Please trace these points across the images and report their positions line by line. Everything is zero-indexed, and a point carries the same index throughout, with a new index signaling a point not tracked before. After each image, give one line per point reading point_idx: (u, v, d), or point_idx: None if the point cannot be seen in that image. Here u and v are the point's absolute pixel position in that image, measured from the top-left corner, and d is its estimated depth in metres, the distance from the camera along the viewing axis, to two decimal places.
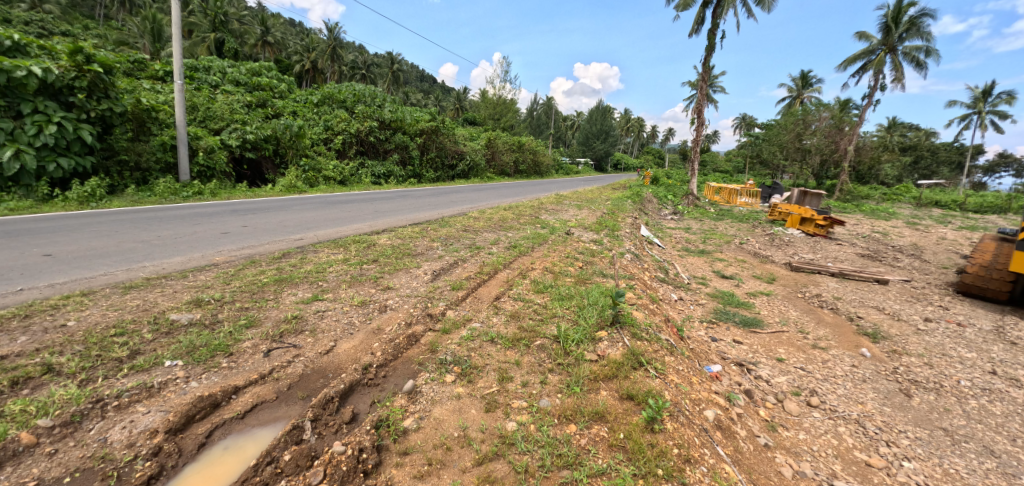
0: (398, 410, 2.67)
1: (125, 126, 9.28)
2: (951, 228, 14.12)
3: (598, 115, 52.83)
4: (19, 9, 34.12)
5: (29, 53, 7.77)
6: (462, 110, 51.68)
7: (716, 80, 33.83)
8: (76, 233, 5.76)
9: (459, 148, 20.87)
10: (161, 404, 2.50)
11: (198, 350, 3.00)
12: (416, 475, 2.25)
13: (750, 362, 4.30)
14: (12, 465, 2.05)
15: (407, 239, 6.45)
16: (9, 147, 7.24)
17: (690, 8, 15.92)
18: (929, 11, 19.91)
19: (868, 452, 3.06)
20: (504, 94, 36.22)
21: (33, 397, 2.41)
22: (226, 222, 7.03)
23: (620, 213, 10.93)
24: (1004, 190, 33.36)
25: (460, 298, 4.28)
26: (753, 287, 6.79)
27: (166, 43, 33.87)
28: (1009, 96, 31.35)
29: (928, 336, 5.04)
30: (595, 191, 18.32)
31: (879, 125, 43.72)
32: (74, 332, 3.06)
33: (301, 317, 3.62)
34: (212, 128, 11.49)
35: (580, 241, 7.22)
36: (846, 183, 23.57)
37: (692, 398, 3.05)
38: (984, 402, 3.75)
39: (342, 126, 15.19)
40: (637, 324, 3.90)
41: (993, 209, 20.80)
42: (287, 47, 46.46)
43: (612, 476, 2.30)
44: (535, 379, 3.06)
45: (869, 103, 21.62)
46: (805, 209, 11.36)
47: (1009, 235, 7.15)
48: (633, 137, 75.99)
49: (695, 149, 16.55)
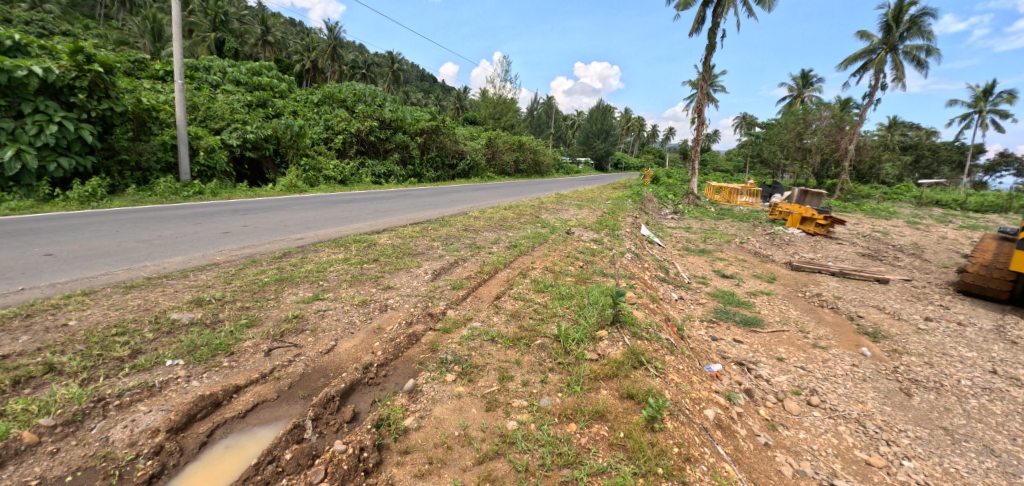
0: (399, 409, 2.68)
1: (125, 126, 9.27)
2: (951, 228, 14.08)
3: (598, 114, 52.80)
4: (20, 9, 34.09)
5: (29, 53, 7.77)
6: (462, 110, 51.64)
7: (717, 79, 33.82)
8: (75, 233, 5.76)
9: (459, 148, 20.84)
10: (162, 403, 2.50)
11: (198, 349, 3.00)
12: (417, 474, 2.26)
13: (751, 361, 4.29)
14: (14, 464, 2.06)
15: (407, 238, 6.43)
16: (9, 147, 7.24)
17: (690, 7, 15.89)
18: (929, 11, 19.90)
19: (868, 451, 3.07)
20: (504, 94, 36.23)
21: (35, 397, 2.41)
22: (226, 222, 7.01)
23: (620, 213, 10.88)
24: (1005, 189, 33.27)
25: (460, 297, 4.29)
26: (753, 286, 6.78)
27: (166, 43, 33.90)
28: (1010, 96, 31.32)
29: (928, 336, 5.03)
30: (595, 191, 18.26)
31: (879, 125, 43.62)
32: (75, 332, 3.06)
33: (301, 317, 3.62)
34: (212, 128, 11.48)
35: (579, 240, 7.20)
36: (847, 183, 23.54)
37: (692, 397, 3.06)
38: (985, 402, 3.75)
39: (342, 125, 15.17)
40: (637, 324, 3.89)
41: (993, 209, 20.78)
42: (287, 47, 46.46)
43: (612, 475, 2.31)
44: (535, 379, 3.05)
45: (870, 102, 21.61)
46: (805, 208, 11.34)
47: (1009, 235, 7.12)
48: (634, 137, 75.90)
49: (695, 148, 16.51)
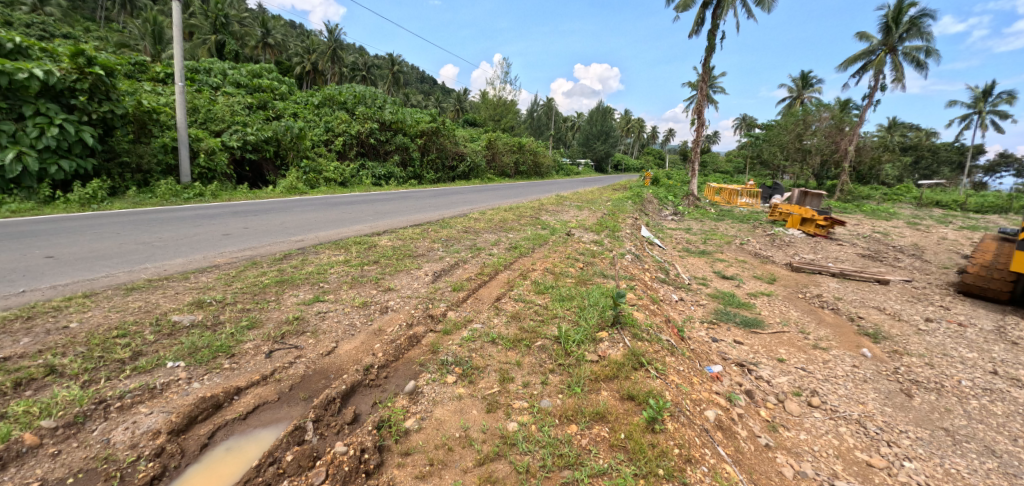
0: (399, 411, 2.68)
1: (126, 128, 9.33)
2: (951, 228, 14.09)
3: (598, 116, 52.85)
4: (20, 11, 34.21)
5: (31, 55, 7.83)
6: (461, 112, 51.76)
7: (716, 80, 33.95)
8: (78, 233, 5.82)
9: (460, 149, 20.90)
10: (163, 405, 2.50)
11: (200, 350, 3.01)
12: (417, 476, 2.26)
13: (751, 362, 4.30)
14: (15, 466, 2.06)
15: (408, 240, 6.47)
16: (10, 149, 7.24)
17: (690, 9, 15.90)
18: (930, 12, 19.89)
19: (869, 452, 3.07)
20: (503, 96, 36.43)
21: (36, 398, 2.42)
22: (227, 223, 7.06)
23: (620, 214, 10.91)
24: (1005, 189, 33.19)
25: (461, 299, 4.29)
26: (753, 288, 6.79)
27: (166, 45, 34.15)
28: (1010, 96, 31.36)
29: (928, 336, 5.04)
30: (595, 192, 18.25)
31: (879, 126, 43.54)
32: (77, 333, 3.08)
33: (302, 318, 3.63)
34: (212, 130, 11.53)
35: (580, 242, 7.22)
36: (847, 184, 23.56)
37: (693, 398, 3.06)
38: (985, 402, 3.75)
39: (343, 127, 15.19)
40: (638, 325, 3.90)
41: (993, 209, 20.79)
42: (288, 50, 46.68)
43: (613, 476, 2.31)
44: (536, 380, 3.06)
45: (869, 103, 21.59)
46: (805, 209, 11.35)
47: (1010, 235, 7.11)
48: (634, 138, 75.91)
49: (695, 150, 16.48)
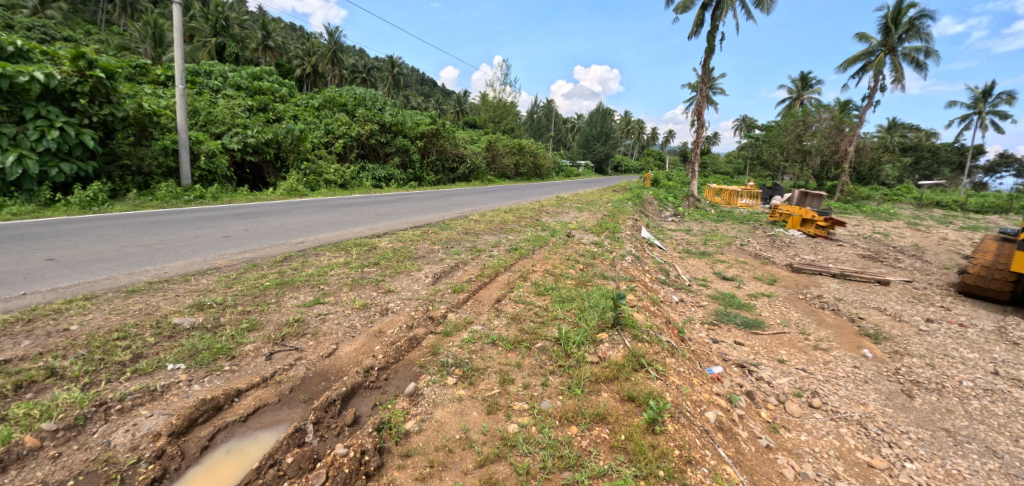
0: (399, 412, 2.69)
1: (127, 131, 9.37)
2: (950, 228, 14.21)
3: (598, 117, 53.11)
4: (22, 14, 34.15)
5: (31, 58, 7.89)
6: (460, 114, 51.86)
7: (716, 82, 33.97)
8: (80, 235, 5.87)
9: (460, 151, 20.97)
10: (163, 407, 2.50)
11: (200, 353, 3.01)
12: (418, 477, 2.26)
13: (752, 363, 4.30)
14: (16, 468, 2.07)
15: (408, 242, 6.46)
16: (11, 152, 7.26)
17: (690, 10, 15.94)
18: (929, 12, 19.86)
19: (870, 453, 3.07)
20: (504, 97, 36.45)
21: (37, 400, 2.43)
22: (228, 225, 7.08)
23: (620, 215, 10.95)
24: (1004, 189, 33.24)
25: (461, 300, 4.29)
26: (754, 289, 6.80)
27: (166, 48, 34.26)
28: (1009, 96, 31.38)
29: (929, 337, 5.04)
30: (595, 193, 18.26)
31: (879, 127, 43.57)
32: (77, 336, 3.07)
33: (302, 320, 3.62)
34: (213, 133, 11.55)
35: (580, 243, 7.23)
36: (847, 185, 23.56)
37: (693, 400, 3.06)
38: (986, 402, 3.75)
39: (343, 129, 15.17)
40: (638, 326, 3.91)
41: (994, 209, 20.80)
42: (288, 53, 46.79)
43: (613, 477, 2.30)
44: (536, 381, 3.06)
45: (869, 104, 21.58)
46: (805, 209, 11.37)
47: (1010, 235, 7.07)
48: (633, 140, 76.01)
49: (696, 151, 16.41)
